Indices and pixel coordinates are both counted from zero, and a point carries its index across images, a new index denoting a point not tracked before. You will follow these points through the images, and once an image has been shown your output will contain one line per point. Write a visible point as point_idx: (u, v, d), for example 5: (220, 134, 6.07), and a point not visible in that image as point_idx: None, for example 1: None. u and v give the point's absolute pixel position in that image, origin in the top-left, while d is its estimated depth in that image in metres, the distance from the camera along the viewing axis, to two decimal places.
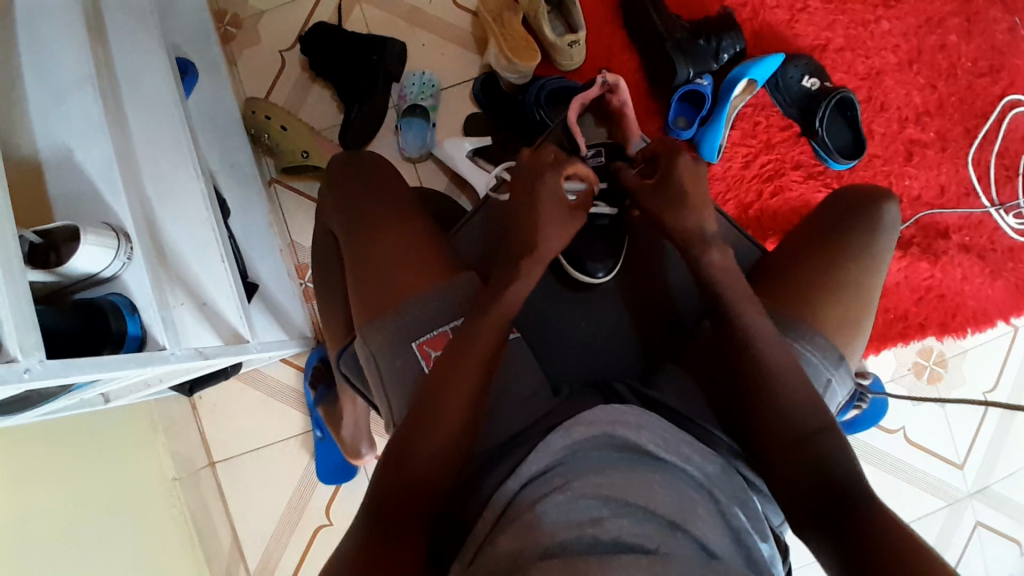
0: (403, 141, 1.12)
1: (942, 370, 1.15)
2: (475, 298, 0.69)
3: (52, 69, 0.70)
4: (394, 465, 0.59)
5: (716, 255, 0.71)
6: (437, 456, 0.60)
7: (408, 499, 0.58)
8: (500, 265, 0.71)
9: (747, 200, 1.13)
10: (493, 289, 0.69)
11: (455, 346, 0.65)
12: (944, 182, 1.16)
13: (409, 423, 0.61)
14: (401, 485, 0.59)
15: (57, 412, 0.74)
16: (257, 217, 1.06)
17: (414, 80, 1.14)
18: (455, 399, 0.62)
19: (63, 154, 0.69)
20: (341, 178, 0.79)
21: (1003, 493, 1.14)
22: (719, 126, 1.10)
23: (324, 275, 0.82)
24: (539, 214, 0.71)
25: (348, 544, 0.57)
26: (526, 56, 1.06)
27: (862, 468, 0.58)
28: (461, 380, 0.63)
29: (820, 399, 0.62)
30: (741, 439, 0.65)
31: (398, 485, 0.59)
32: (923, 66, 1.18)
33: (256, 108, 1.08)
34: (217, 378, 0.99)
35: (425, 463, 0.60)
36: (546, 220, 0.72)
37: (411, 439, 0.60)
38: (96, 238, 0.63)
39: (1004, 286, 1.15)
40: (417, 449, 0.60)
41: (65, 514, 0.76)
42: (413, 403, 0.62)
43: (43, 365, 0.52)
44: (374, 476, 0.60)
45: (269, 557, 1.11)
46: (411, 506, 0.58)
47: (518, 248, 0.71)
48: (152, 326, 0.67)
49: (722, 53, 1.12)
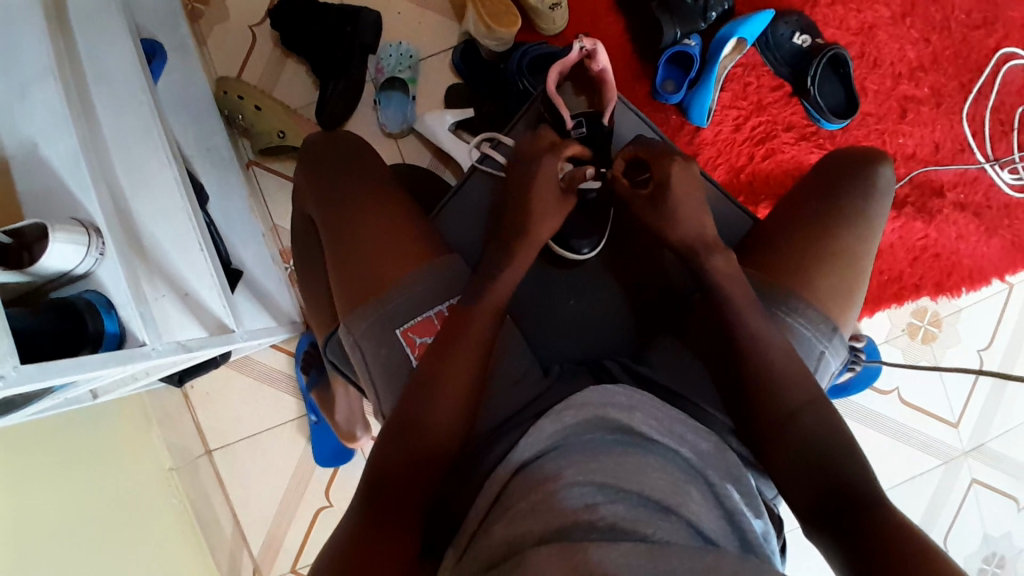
0: (383, 117, 1.09)
1: (937, 331, 1.15)
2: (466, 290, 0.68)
3: (9, 59, 0.67)
4: (391, 454, 0.59)
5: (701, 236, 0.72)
6: (435, 443, 0.59)
7: (405, 488, 0.58)
8: (490, 254, 0.71)
9: (739, 163, 1.11)
10: (486, 282, 0.68)
11: (449, 332, 0.64)
12: (938, 139, 1.13)
13: (405, 411, 0.60)
14: (399, 474, 0.58)
15: (45, 412, 0.74)
16: (238, 202, 1.03)
17: (391, 52, 1.10)
18: (450, 385, 0.61)
19: (29, 148, 0.66)
20: (316, 160, 0.77)
21: (999, 450, 1.15)
22: (709, 88, 1.05)
23: (305, 260, 0.80)
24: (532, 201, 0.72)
25: (343, 539, 0.56)
26: (506, 22, 1.02)
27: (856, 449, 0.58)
28: (457, 367, 0.62)
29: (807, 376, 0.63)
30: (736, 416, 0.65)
31: (390, 474, 0.58)
32: (917, 18, 1.14)
33: (228, 88, 1.04)
34: (207, 367, 0.98)
35: (422, 451, 0.59)
36: (538, 214, 0.72)
37: (405, 432, 0.59)
38: (66, 234, 0.60)
39: (999, 243, 1.13)
40: (413, 438, 0.59)
41: (63, 509, 0.76)
42: (409, 391, 0.61)
43: (18, 372, 0.50)
44: (369, 467, 0.59)
45: (272, 539, 1.12)
46: (404, 495, 0.57)
47: (513, 239, 0.71)
48: (131, 321, 0.65)
49: (710, 11, 1.07)
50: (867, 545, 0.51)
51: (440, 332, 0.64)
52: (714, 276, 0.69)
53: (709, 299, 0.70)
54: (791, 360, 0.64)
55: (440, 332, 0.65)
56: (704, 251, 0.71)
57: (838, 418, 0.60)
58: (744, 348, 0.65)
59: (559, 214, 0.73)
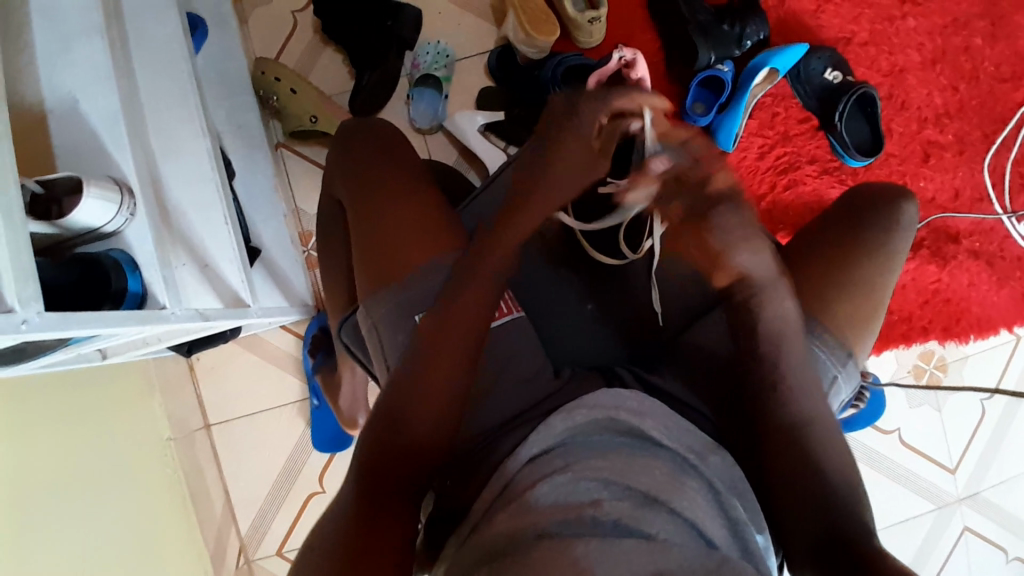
0: (414, 112, 1.11)
1: (942, 375, 1.15)
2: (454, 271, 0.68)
3: (61, 15, 0.68)
4: (378, 449, 0.59)
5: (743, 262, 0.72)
6: (424, 437, 0.60)
7: (392, 479, 0.58)
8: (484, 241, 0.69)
9: (760, 190, 1.13)
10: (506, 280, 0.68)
11: (434, 321, 0.64)
12: (959, 186, 1.14)
13: (390, 403, 0.61)
14: (389, 466, 0.58)
15: (53, 367, 0.74)
16: (264, 180, 1.04)
17: (427, 50, 1.12)
18: (439, 353, 0.63)
19: (70, 104, 0.67)
20: (351, 144, 0.78)
21: (993, 501, 1.15)
22: (738, 114, 1.07)
23: (329, 241, 0.81)
24: (563, 164, 0.70)
25: (344, 510, 0.57)
26: (544, 30, 1.04)
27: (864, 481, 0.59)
28: (442, 361, 0.62)
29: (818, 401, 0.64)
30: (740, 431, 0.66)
31: (385, 451, 0.59)
32: (946, 66, 1.15)
33: (267, 69, 1.06)
34: (216, 341, 0.98)
35: (415, 424, 0.60)
36: (568, 176, 0.70)
37: (399, 407, 0.60)
38: (100, 191, 0.61)
39: (1010, 294, 1.14)
40: (406, 410, 0.60)
41: (59, 466, 0.75)
42: (395, 382, 0.62)
43: (41, 318, 0.50)
44: (366, 444, 0.60)
45: (261, 521, 1.12)
46: (398, 471, 0.58)
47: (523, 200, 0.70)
48: (153, 284, 0.66)
49: (745, 40, 1.09)
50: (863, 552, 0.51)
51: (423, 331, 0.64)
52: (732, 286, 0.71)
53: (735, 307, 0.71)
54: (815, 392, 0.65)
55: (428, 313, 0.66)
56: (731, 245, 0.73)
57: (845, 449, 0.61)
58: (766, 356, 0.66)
59: (588, 174, 0.71)
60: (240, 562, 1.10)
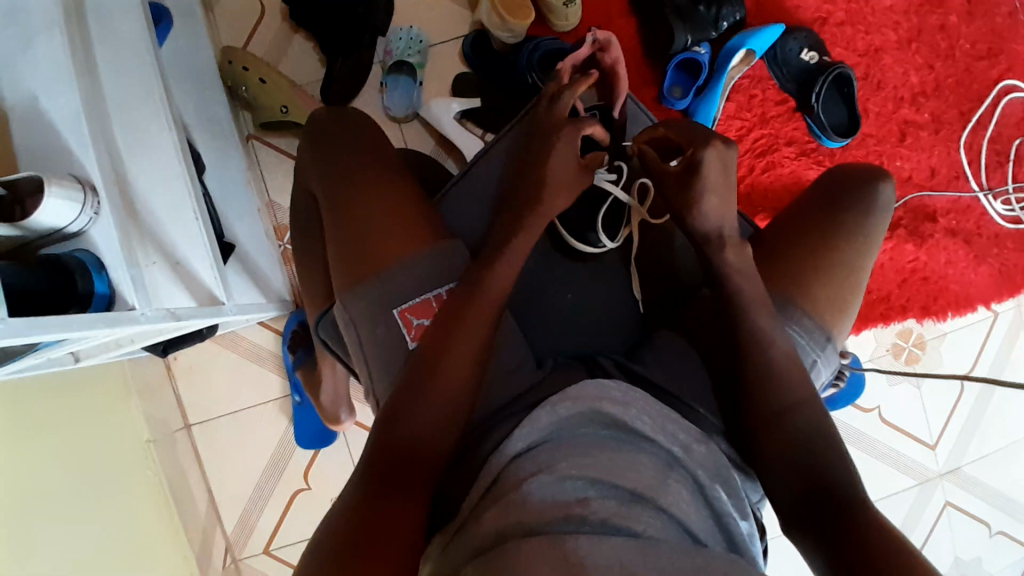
0: (388, 100, 1.08)
1: (921, 353, 1.17)
2: (460, 285, 0.66)
3: (16, 9, 0.65)
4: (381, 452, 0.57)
5: (733, 248, 0.71)
6: (434, 442, 0.59)
7: (398, 480, 0.56)
8: (494, 252, 0.68)
9: (739, 174, 1.12)
10: (482, 273, 0.67)
11: (443, 321, 0.63)
12: (935, 165, 1.15)
13: (397, 407, 0.59)
14: (383, 471, 0.56)
15: (26, 372, 0.72)
16: (235, 173, 1.02)
17: (401, 35, 1.09)
18: (458, 351, 0.62)
19: (29, 101, 0.65)
20: (324, 132, 0.76)
21: (973, 475, 1.17)
22: (716, 98, 1.08)
23: (304, 235, 0.79)
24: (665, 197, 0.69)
25: (346, 507, 0.55)
26: (520, 14, 1.02)
27: (851, 467, 0.59)
28: (458, 360, 0.62)
29: (806, 384, 0.64)
30: (732, 424, 0.66)
31: (392, 454, 0.57)
32: (922, 44, 1.16)
33: (234, 59, 1.03)
34: (192, 340, 0.96)
35: (424, 422, 0.59)
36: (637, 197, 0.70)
37: (408, 410, 0.59)
38: (62, 190, 0.59)
39: (987, 271, 1.16)
40: (416, 412, 0.59)
41: (37, 473, 0.74)
42: (401, 388, 0.60)
43: (4, 324, 0.48)
44: (372, 444, 0.59)
45: (247, 520, 1.11)
46: (407, 473, 0.57)
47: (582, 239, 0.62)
48: (122, 284, 0.64)
49: (722, 21, 1.08)
50: (858, 541, 0.51)
51: (424, 342, 0.63)
52: (720, 267, 0.70)
53: (719, 292, 0.70)
54: (804, 381, 0.64)
55: (440, 312, 0.65)
56: (719, 230, 0.72)
57: (829, 425, 0.62)
58: (749, 342, 0.66)
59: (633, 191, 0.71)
60: (228, 560, 1.09)
